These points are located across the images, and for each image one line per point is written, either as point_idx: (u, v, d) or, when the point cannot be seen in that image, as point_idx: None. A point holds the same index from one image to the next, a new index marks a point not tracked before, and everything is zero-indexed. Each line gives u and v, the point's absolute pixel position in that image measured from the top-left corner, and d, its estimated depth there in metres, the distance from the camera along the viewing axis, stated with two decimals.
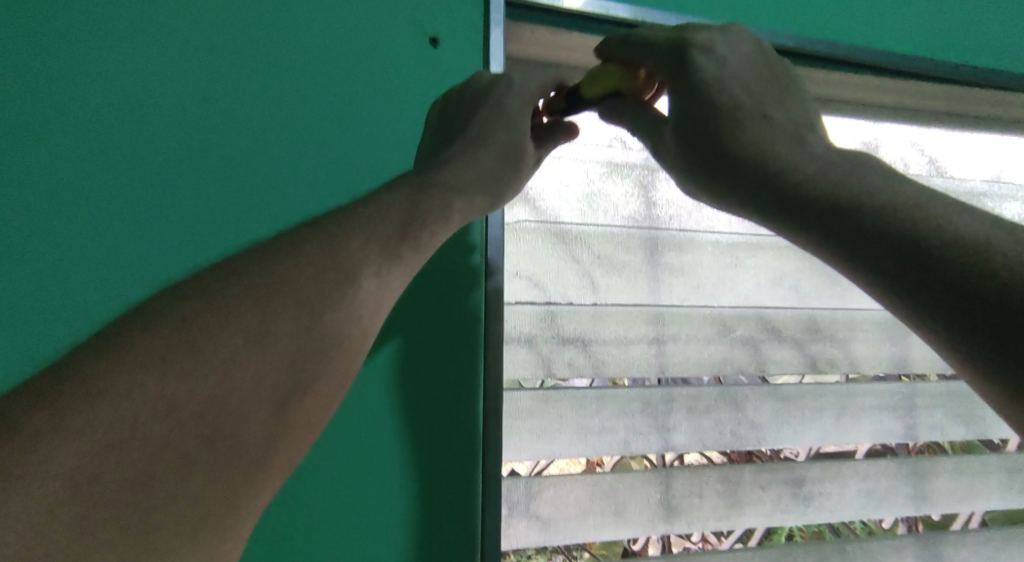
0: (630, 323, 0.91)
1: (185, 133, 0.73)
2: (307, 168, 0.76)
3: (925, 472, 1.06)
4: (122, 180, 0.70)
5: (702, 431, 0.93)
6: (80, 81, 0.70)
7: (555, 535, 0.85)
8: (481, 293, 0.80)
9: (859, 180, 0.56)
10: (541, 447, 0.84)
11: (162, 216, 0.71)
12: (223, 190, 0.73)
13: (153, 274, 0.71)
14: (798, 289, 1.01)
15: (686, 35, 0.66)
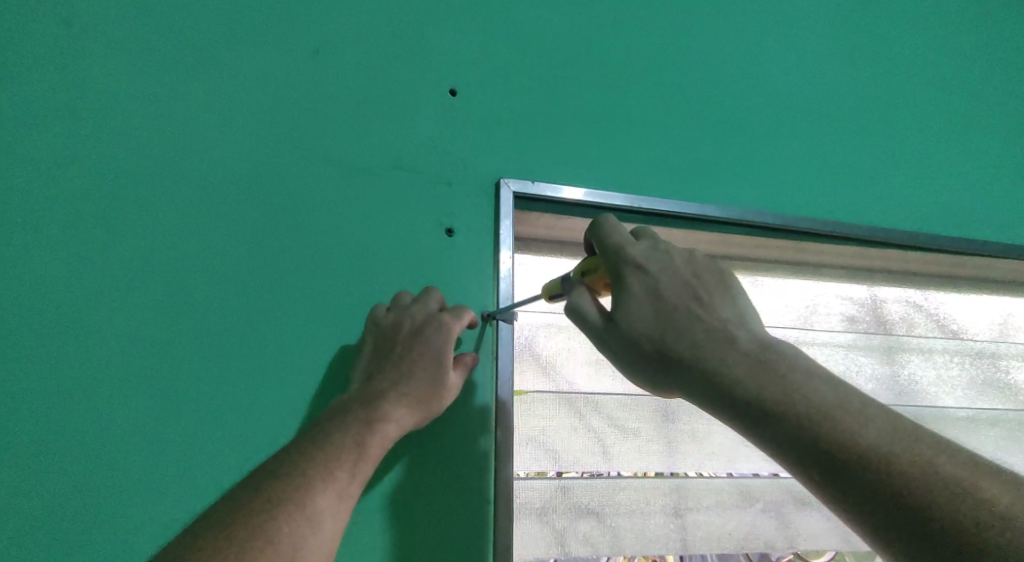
0: (647, 494, 0.87)
1: (211, 328, 0.78)
2: (322, 346, 0.81)
3: None
4: (150, 375, 0.75)
5: None
6: (121, 272, 0.77)
7: None
8: (491, 478, 0.79)
9: (794, 390, 0.62)
10: None
11: (184, 409, 0.75)
12: (240, 369, 0.78)
13: (173, 469, 0.73)
14: None
15: (622, 254, 0.71)
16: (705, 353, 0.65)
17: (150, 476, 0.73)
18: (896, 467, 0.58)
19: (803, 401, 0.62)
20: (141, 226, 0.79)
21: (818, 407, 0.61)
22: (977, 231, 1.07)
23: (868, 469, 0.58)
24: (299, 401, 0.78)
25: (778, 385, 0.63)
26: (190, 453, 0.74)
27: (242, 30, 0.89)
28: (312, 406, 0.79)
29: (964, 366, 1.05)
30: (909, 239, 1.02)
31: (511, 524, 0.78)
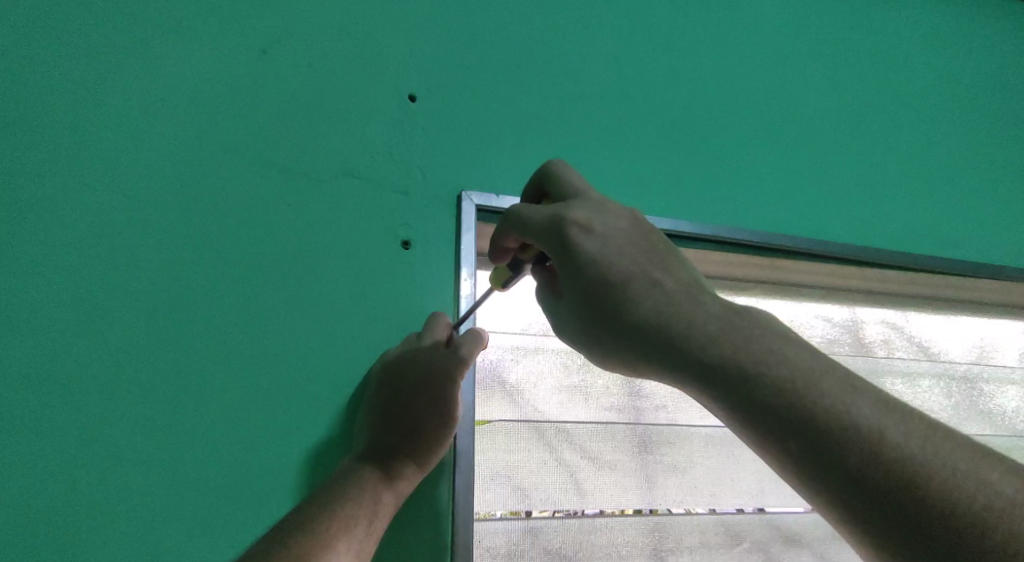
0: (623, 534, 0.79)
1: (131, 363, 0.67)
2: (257, 372, 0.70)
3: None
4: (60, 422, 0.64)
5: None
6: (21, 289, 0.67)
7: None
8: (450, 525, 0.70)
9: (768, 360, 0.54)
10: None
11: (100, 463, 0.64)
12: (159, 400, 0.67)
13: (82, 528, 0.63)
14: None
15: (562, 216, 0.62)
16: (664, 321, 0.57)
17: (56, 550, 0.62)
18: (888, 439, 0.50)
19: (784, 364, 0.54)
20: (52, 248, 0.68)
21: (786, 378, 0.53)
22: (952, 251, 1.04)
23: (855, 444, 0.50)
24: (233, 445, 0.68)
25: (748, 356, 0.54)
26: (110, 514, 0.63)
27: (175, 25, 0.80)
28: (249, 448, 0.68)
29: (946, 390, 1.01)
30: (886, 260, 0.99)
31: None
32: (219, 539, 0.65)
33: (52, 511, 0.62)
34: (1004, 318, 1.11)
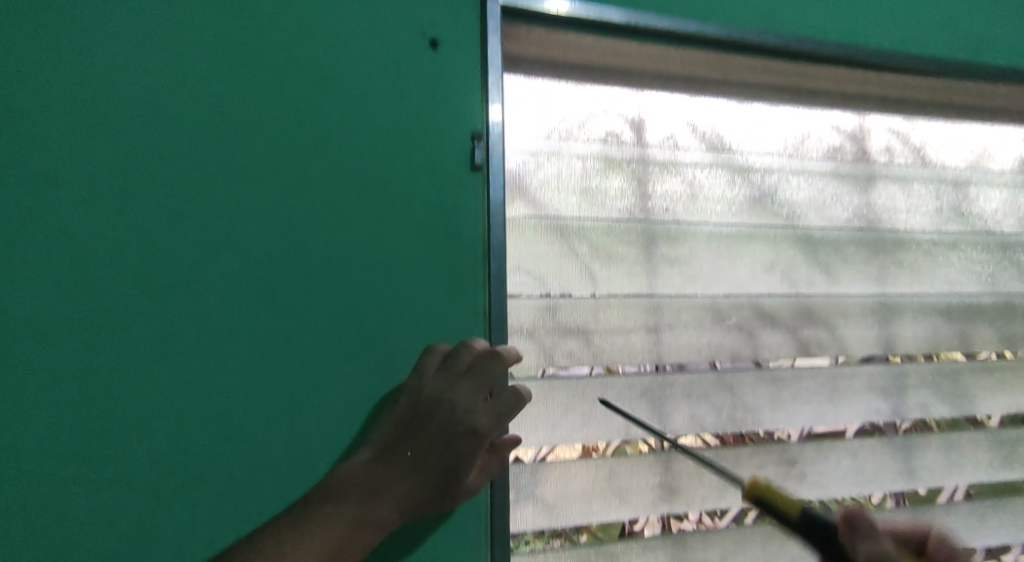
0: (627, 313, 0.94)
1: (204, 157, 0.78)
2: (309, 164, 0.80)
3: (911, 449, 0.99)
4: (147, 210, 0.76)
5: (699, 417, 0.93)
6: (105, 89, 0.76)
7: (563, 519, 0.88)
8: (480, 292, 0.82)
9: None
10: (546, 437, 0.88)
11: (185, 238, 0.76)
12: (228, 185, 0.78)
13: (174, 286, 0.75)
14: (790, 279, 1.00)
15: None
16: None
17: (157, 302, 0.75)
18: None
19: None
20: (129, 56, 0.77)
21: None
22: (966, 55, 1.06)
23: None
24: (294, 226, 0.79)
25: None
26: (190, 286, 0.76)
27: None
28: (307, 226, 0.79)
29: (935, 193, 1.09)
30: (895, 65, 1.02)
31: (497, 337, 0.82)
32: (272, 341, 0.77)
33: (151, 275, 0.75)
34: (1006, 127, 1.15)
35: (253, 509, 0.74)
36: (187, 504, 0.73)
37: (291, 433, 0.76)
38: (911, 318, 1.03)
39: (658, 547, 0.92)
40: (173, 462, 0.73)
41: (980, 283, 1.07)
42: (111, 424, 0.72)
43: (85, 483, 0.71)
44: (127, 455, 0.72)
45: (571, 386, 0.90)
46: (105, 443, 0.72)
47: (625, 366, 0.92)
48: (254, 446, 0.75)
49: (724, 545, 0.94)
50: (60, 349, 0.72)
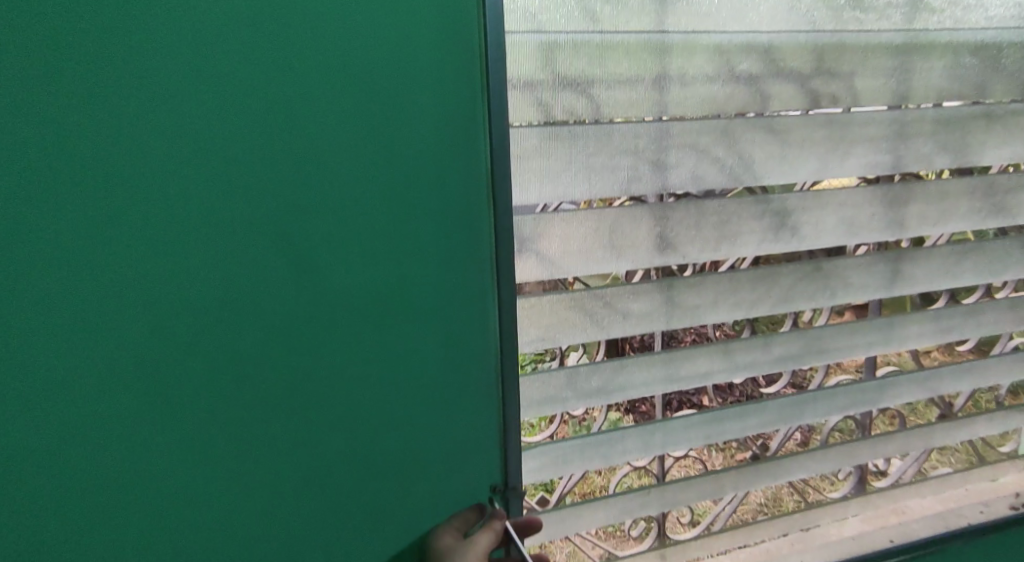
0: (631, 57, 0.87)
1: None
2: None
3: (905, 198, 0.97)
4: None
5: (698, 170, 0.92)
6: None
7: (562, 269, 0.90)
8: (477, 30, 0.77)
9: None
10: (550, 190, 0.87)
11: None
12: None
13: (142, 32, 0.69)
14: (811, 20, 0.91)
15: None
16: None
17: (128, 49, 0.69)
18: None
19: None
20: None
21: None
22: None
23: None
24: None
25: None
26: (162, 29, 0.70)
27: None
28: None
29: None
30: None
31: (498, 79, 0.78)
32: (257, 90, 0.73)
33: (115, 18, 0.69)
34: None
35: (257, 259, 0.75)
36: (191, 254, 0.74)
37: (282, 183, 0.75)
38: (931, 58, 0.95)
39: (650, 294, 0.93)
40: (169, 213, 0.73)
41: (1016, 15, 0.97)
42: (100, 175, 0.71)
43: (85, 235, 0.72)
44: (122, 207, 0.72)
45: (572, 138, 0.87)
46: (97, 196, 0.71)
47: (627, 118, 0.89)
48: (250, 196, 0.74)
49: (719, 292, 0.95)
50: (33, 110, 0.69)
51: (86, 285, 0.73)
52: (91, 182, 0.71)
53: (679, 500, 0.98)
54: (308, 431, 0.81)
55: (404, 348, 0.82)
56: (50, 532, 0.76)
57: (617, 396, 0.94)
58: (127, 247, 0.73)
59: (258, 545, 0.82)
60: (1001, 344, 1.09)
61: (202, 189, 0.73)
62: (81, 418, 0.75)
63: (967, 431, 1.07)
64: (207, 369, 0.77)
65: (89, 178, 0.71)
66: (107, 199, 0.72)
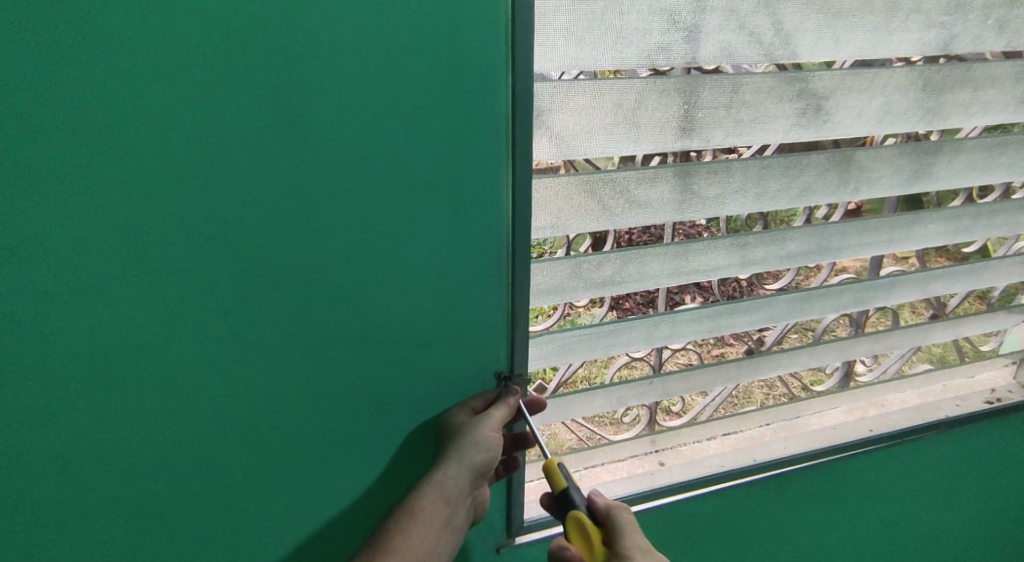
0: None
1: None
2: None
3: (949, 84, 0.89)
4: None
5: (735, 43, 0.81)
6: None
7: (577, 148, 0.81)
8: None
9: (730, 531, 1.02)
10: (569, 56, 0.76)
11: None
12: None
13: None
14: None
15: None
16: None
17: None
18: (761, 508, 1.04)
19: None
20: None
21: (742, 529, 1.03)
22: None
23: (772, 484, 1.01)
24: None
25: (766, 489, 1.02)
26: None
27: None
28: None
29: None
30: None
31: None
32: None
33: None
34: None
35: (250, 124, 0.68)
36: (176, 116, 0.67)
37: (274, 36, 0.66)
38: None
39: (669, 180, 0.85)
40: (149, 69, 0.65)
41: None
42: (66, 20, 0.62)
43: (55, 91, 0.64)
44: (94, 60, 0.64)
45: None
46: (63, 45, 0.63)
47: None
48: (238, 51, 0.66)
49: (740, 182, 0.87)
50: None
51: (58, 148, 0.66)
52: (55, 29, 0.62)
53: (674, 390, 0.98)
54: (307, 309, 0.78)
55: (408, 228, 0.76)
56: (44, 404, 0.74)
57: (624, 287, 0.89)
58: (103, 107, 0.65)
59: (257, 417, 0.82)
60: (1005, 245, 1.12)
61: (184, 42, 0.65)
62: (65, 291, 0.71)
63: (958, 330, 1.07)
64: (198, 243, 0.72)
65: (53, 24, 0.62)
66: (77, 49, 0.63)
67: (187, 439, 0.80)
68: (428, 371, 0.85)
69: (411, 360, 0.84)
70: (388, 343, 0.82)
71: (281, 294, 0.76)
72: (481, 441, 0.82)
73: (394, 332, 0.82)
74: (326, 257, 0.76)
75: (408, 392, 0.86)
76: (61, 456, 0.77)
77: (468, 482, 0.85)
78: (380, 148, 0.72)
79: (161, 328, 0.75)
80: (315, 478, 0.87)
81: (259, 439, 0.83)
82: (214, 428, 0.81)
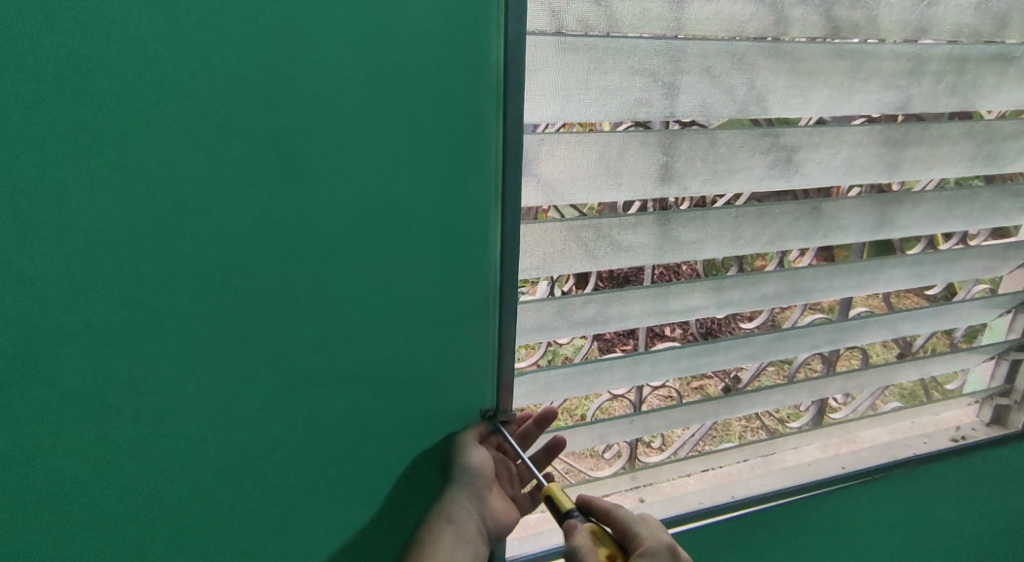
0: None
1: None
2: None
3: (908, 140, 0.96)
4: None
5: (709, 100, 0.86)
6: None
7: (562, 195, 0.86)
8: None
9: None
10: (556, 109, 0.81)
11: None
12: None
13: None
14: None
15: None
16: None
17: None
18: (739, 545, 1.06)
19: None
20: None
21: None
22: None
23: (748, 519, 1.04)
24: None
25: (743, 526, 1.05)
26: None
27: None
28: None
29: None
30: None
31: None
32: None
33: None
34: None
35: (253, 169, 0.73)
36: (183, 160, 0.71)
37: (279, 91, 0.71)
38: None
39: (649, 225, 0.89)
40: (159, 116, 0.69)
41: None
42: (84, 71, 0.67)
43: (70, 135, 0.68)
44: (110, 108, 0.68)
45: (583, 53, 0.79)
46: (80, 93, 0.67)
47: (642, 34, 0.81)
48: (244, 102, 0.70)
49: (715, 228, 0.92)
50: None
51: (69, 188, 0.70)
52: (72, 78, 0.67)
53: (655, 427, 1.01)
54: (301, 345, 0.81)
55: (400, 268, 0.80)
56: (42, 432, 0.77)
57: (607, 326, 0.93)
58: (114, 151, 0.69)
59: (250, 450, 0.84)
60: (966, 288, 1.18)
61: (192, 92, 0.69)
62: (69, 322, 0.74)
63: (925, 369, 1.12)
64: (199, 279, 0.75)
65: (70, 74, 0.67)
66: (92, 97, 0.68)
67: (178, 470, 0.82)
68: (417, 409, 0.88)
69: (401, 398, 0.86)
70: (378, 381, 0.85)
71: (277, 331, 0.80)
72: (472, 462, 0.87)
73: (385, 370, 0.84)
74: (322, 296, 0.79)
75: (397, 429, 0.88)
76: (55, 484, 0.79)
77: (470, 505, 0.89)
78: (376, 194, 0.77)
79: (160, 361, 0.78)
80: (304, 512, 0.89)
81: (250, 473, 0.85)
82: (207, 460, 0.83)
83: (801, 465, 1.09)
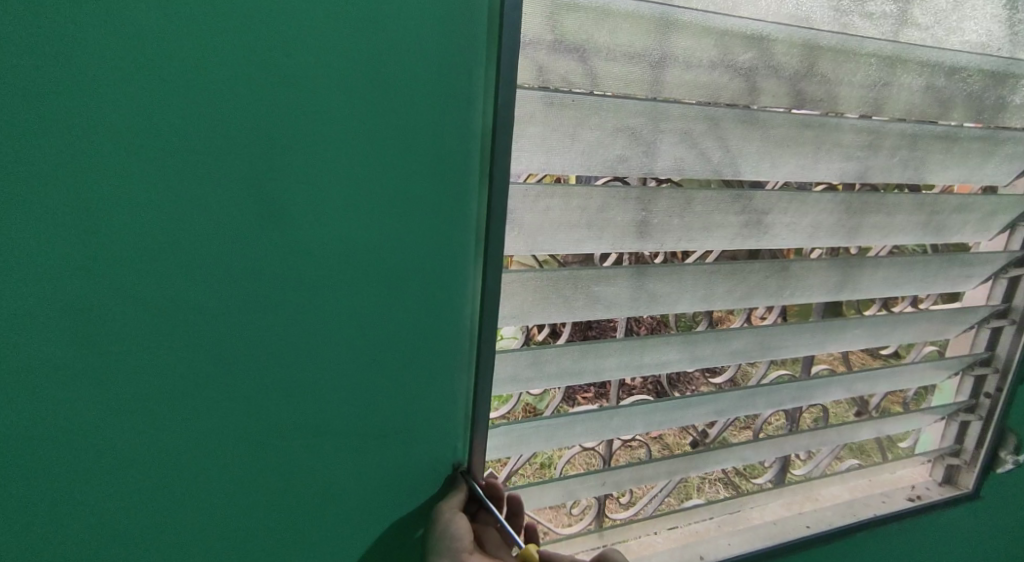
0: (635, 30, 0.81)
1: None
2: None
3: (867, 208, 1.01)
4: None
5: (686, 161, 0.90)
6: None
7: (542, 245, 0.87)
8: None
9: None
10: (539, 162, 0.83)
11: None
12: None
13: None
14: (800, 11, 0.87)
15: None
16: None
17: None
18: None
19: None
20: None
21: None
22: None
23: None
24: None
25: None
26: None
27: None
28: None
29: None
30: None
31: (508, 45, 0.72)
32: (250, 29, 0.68)
33: None
34: None
35: (236, 211, 0.72)
36: (162, 194, 0.70)
37: (266, 134, 0.71)
38: (909, 75, 0.97)
39: (626, 280, 0.90)
40: (141, 148, 0.68)
41: (995, 41, 0.99)
42: (67, 103, 0.66)
43: (45, 162, 0.67)
44: (94, 148, 0.67)
45: (569, 110, 0.81)
46: (60, 121, 0.66)
47: (621, 92, 0.84)
48: (231, 146, 0.70)
49: (688, 284, 0.94)
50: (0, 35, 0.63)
51: (39, 215, 0.68)
52: (56, 113, 0.66)
53: (624, 482, 1.00)
54: (271, 395, 0.78)
55: (379, 317, 0.79)
56: None
57: (583, 377, 0.93)
58: (91, 180, 0.68)
59: (207, 503, 0.80)
60: (915, 350, 1.24)
61: (177, 127, 0.69)
62: (28, 364, 0.71)
63: (883, 429, 1.16)
64: (168, 321, 0.73)
65: (54, 109, 0.66)
66: (70, 125, 0.66)
67: (130, 526, 0.78)
68: (388, 465, 0.85)
69: (373, 452, 0.84)
70: (349, 435, 0.82)
71: (248, 379, 0.77)
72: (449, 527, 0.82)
73: (358, 423, 0.82)
74: (297, 343, 0.77)
75: (365, 488, 0.85)
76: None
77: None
78: (359, 242, 0.76)
79: (117, 402, 0.74)
80: None
81: (205, 528, 0.80)
82: (162, 514, 0.78)
83: (769, 527, 1.09)
